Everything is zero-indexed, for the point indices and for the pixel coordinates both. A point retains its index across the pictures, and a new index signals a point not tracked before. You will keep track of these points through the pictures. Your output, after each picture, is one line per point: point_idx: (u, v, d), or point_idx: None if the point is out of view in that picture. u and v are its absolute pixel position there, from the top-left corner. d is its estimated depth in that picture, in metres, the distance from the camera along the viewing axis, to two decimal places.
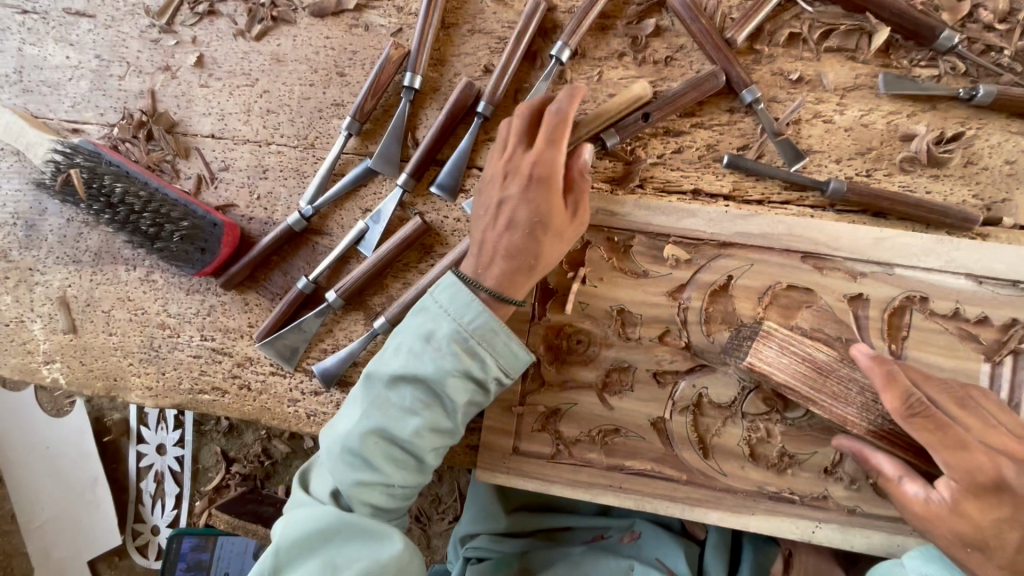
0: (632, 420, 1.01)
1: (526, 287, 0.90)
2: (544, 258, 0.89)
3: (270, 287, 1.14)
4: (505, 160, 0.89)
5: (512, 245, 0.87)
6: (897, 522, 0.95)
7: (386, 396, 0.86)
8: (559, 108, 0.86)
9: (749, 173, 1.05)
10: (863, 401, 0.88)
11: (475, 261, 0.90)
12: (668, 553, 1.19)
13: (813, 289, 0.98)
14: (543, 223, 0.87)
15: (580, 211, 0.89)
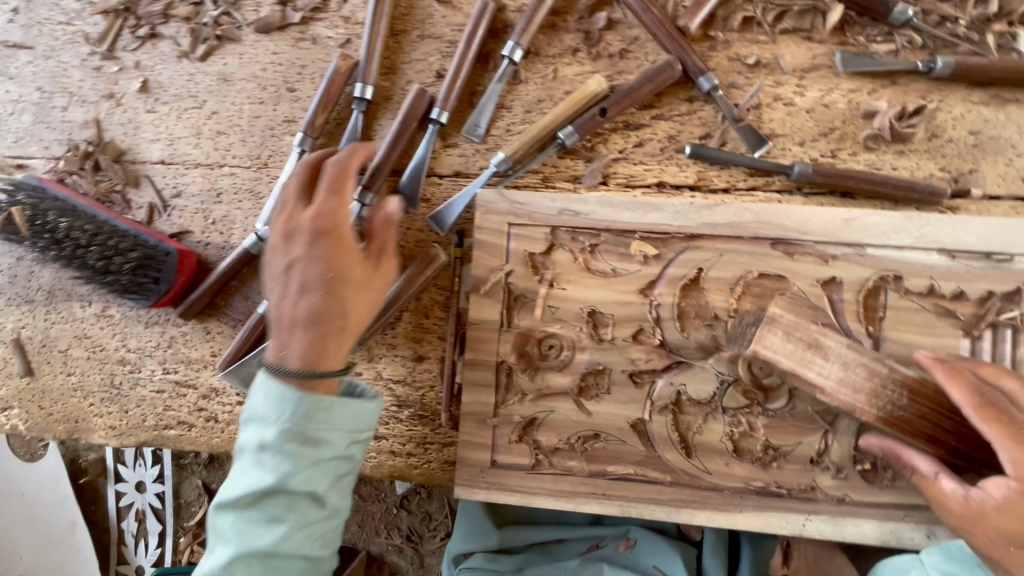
0: (610, 424, 0.98)
1: (339, 353, 0.82)
2: (352, 315, 0.83)
3: (232, 314, 1.10)
4: (283, 222, 0.86)
5: (311, 309, 0.81)
6: (888, 508, 0.93)
7: (243, 516, 0.77)
8: (337, 157, 0.88)
9: (713, 162, 1.02)
10: (873, 387, 0.86)
11: (276, 337, 0.82)
12: (666, 559, 1.17)
13: (785, 276, 0.96)
14: (341, 276, 0.83)
15: (381, 259, 0.88)
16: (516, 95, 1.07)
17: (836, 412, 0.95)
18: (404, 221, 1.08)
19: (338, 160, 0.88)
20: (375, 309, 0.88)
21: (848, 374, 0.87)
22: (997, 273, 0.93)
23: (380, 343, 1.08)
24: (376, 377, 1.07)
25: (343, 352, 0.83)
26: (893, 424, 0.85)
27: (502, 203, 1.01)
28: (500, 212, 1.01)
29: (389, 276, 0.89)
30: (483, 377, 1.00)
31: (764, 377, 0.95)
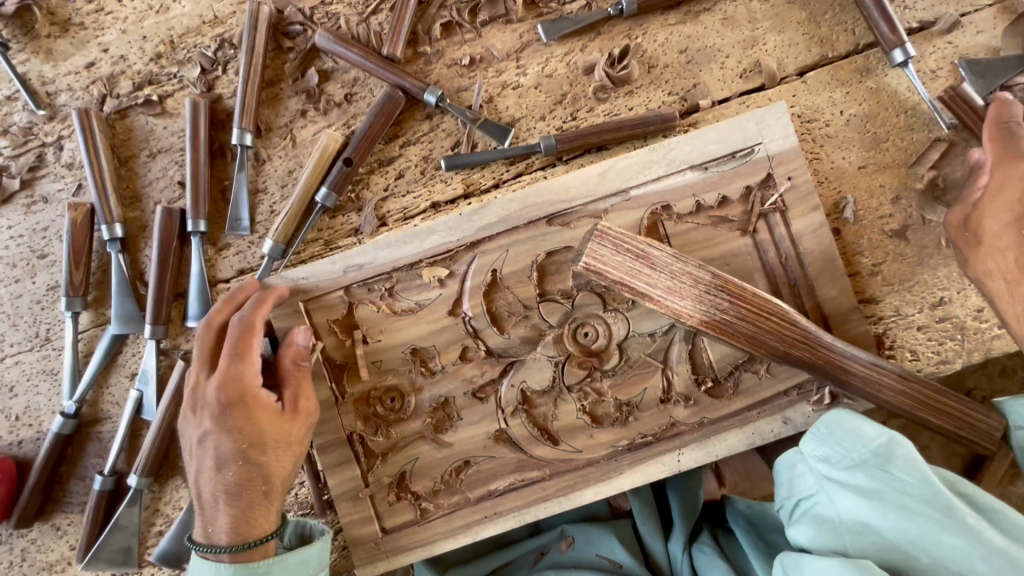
0: (475, 446, 0.99)
1: (269, 514, 0.90)
2: (274, 475, 0.90)
3: (74, 499, 1.04)
4: (192, 396, 0.90)
5: (233, 481, 0.88)
6: (742, 413, 0.98)
7: None
8: (241, 320, 0.91)
9: (471, 166, 1.04)
10: (697, 293, 0.88)
11: (203, 514, 0.89)
12: (604, 544, 1.18)
13: (571, 245, 0.99)
14: (259, 443, 0.88)
15: (302, 406, 0.92)
16: (266, 175, 1.06)
17: (664, 348, 0.98)
18: None
19: (247, 321, 0.91)
20: (302, 454, 0.93)
21: (675, 282, 0.88)
22: (748, 168, 0.99)
23: None
24: None
25: (271, 510, 0.90)
26: (714, 328, 0.87)
27: (286, 285, 0.99)
28: (289, 294, 0.99)
29: (312, 420, 0.93)
30: (340, 455, 0.99)
31: (591, 344, 0.99)
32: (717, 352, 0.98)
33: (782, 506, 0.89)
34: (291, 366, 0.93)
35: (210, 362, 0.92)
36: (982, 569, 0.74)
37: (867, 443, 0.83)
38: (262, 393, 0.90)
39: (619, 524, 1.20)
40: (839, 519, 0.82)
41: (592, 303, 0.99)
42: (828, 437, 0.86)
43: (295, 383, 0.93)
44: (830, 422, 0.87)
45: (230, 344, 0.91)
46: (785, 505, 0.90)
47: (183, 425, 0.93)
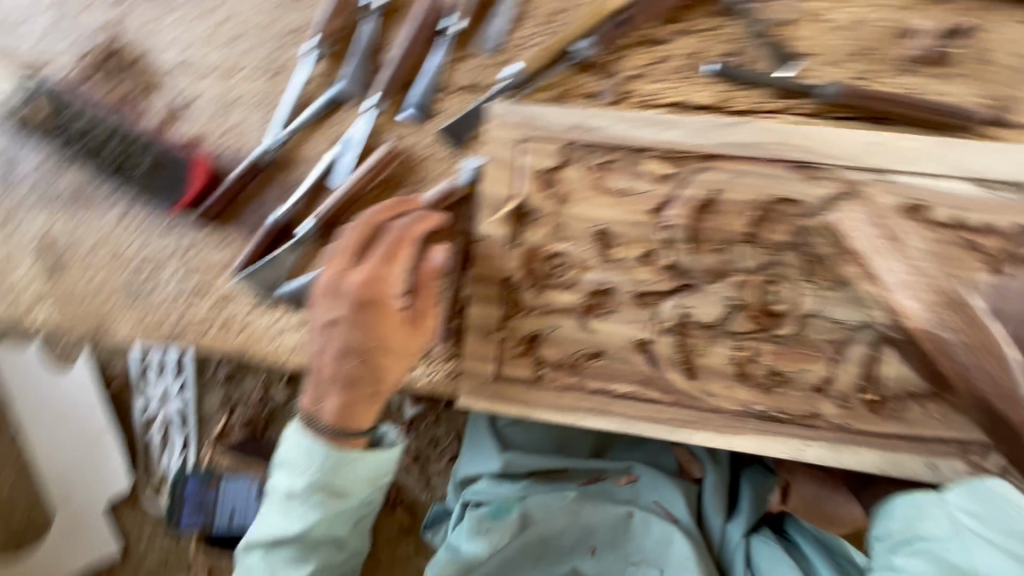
0: (615, 343, 0.99)
1: (369, 412, 0.93)
2: (386, 379, 0.94)
3: (245, 222, 1.12)
4: (332, 282, 0.90)
5: (351, 371, 0.90)
6: (889, 438, 0.93)
7: (273, 554, 0.95)
8: (405, 228, 0.91)
9: (737, 81, 0.97)
10: (933, 298, 0.83)
11: (312, 394, 0.92)
12: (667, 496, 1.18)
13: (804, 200, 0.92)
14: (383, 346, 0.91)
15: (424, 319, 0.95)
16: (535, 6, 1.04)
17: (844, 342, 0.93)
18: (416, 134, 1.06)
19: (408, 230, 0.91)
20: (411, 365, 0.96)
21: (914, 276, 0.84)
22: None
23: None
24: None
25: (373, 406, 0.94)
26: (928, 340, 0.82)
27: (515, 116, 0.98)
28: (512, 126, 0.98)
29: (428, 337, 0.97)
30: (491, 292, 1.00)
31: (773, 304, 0.95)
32: (897, 369, 0.92)
33: (892, 537, 0.91)
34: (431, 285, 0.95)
35: (359, 256, 0.92)
36: None
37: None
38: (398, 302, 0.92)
39: (688, 486, 1.20)
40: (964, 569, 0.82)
41: (795, 266, 0.94)
42: (982, 498, 0.82)
43: (429, 299, 0.95)
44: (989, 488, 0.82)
45: (385, 247, 0.91)
46: (896, 536, 0.91)
47: (313, 305, 0.93)
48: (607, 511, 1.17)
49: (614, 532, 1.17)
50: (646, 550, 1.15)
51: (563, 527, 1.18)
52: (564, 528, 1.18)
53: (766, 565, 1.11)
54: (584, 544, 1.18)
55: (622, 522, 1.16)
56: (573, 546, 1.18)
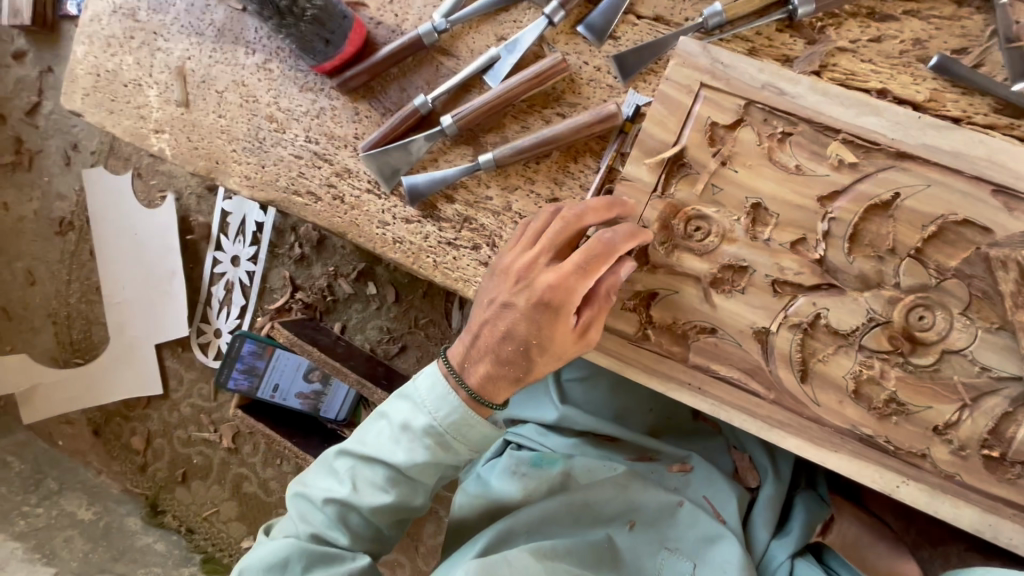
0: (731, 324, 0.93)
1: (507, 394, 0.92)
2: (533, 372, 0.92)
3: (383, 102, 1.08)
4: (523, 264, 0.90)
5: (507, 355, 0.90)
6: (996, 502, 0.86)
7: (360, 468, 0.96)
8: (610, 242, 0.85)
9: (957, 82, 0.88)
10: None
11: (466, 352, 0.93)
12: (718, 495, 1.11)
13: (992, 229, 0.84)
14: (543, 345, 0.88)
15: (588, 334, 0.90)
16: None
17: (982, 391, 0.86)
18: (585, 54, 1.00)
19: (613, 245, 0.85)
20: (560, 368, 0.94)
21: None
22: None
23: (521, 174, 1.04)
24: (506, 207, 1.05)
25: (510, 392, 0.92)
26: None
27: (702, 58, 0.91)
28: (695, 68, 0.91)
29: (587, 350, 0.93)
30: None
31: (920, 330, 0.87)
32: None
33: None
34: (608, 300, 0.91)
35: (553, 251, 0.89)
36: None
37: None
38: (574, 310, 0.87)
39: (742, 492, 1.12)
40: None
41: (956, 297, 0.86)
42: None
43: (600, 313, 0.90)
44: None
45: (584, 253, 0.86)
46: None
47: (496, 273, 0.93)
48: (655, 492, 1.11)
49: (658, 514, 1.10)
50: (686, 541, 1.08)
51: (608, 494, 1.11)
52: (607, 495, 1.11)
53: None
54: (624, 517, 1.11)
55: (668, 508, 1.10)
56: (612, 516, 1.11)
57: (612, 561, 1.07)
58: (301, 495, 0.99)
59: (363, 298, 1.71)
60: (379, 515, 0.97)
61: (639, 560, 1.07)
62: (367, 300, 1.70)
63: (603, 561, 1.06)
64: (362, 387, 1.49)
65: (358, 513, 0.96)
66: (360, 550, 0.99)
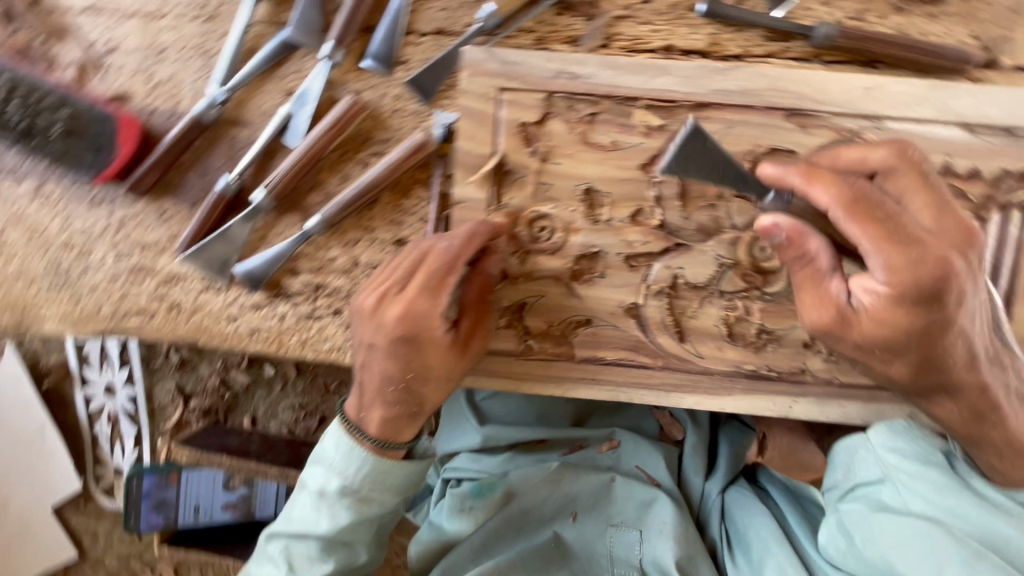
0: (602, 309, 0.94)
1: (411, 431, 0.89)
2: (427, 401, 0.88)
3: (187, 192, 0.99)
4: (372, 302, 0.85)
5: (393, 396, 0.86)
6: (874, 390, 0.93)
7: (293, 546, 0.90)
8: (451, 251, 0.84)
9: (728, 23, 0.92)
10: None
11: (356, 403, 0.89)
12: (649, 461, 1.14)
13: (797, 150, 0.88)
14: (423, 373, 0.85)
15: (469, 344, 0.88)
16: None
17: None
18: (379, 86, 0.95)
19: (453, 254, 0.84)
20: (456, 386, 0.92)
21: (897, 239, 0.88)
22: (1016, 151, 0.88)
23: (357, 226, 0.99)
24: (354, 263, 0.99)
25: (415, 426, 0.89)
26: None
27: (491, 62, 0.89)
28: (488, 74, 0.89)
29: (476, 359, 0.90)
30: None
31: (765, 261, 0.91)
32: None
33: (836, 488, 0.96)
34: (478, 300, 0.90)
35: (404, 279, 0.85)
36: None
37: (937, 445, 0.89)
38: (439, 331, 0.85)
39: (668, 449, 1.16)
40: (903, 508, 0.88)
41: None
42: (902, 434, 0.91)
43: (476, 318, 0.89)
44: (903, 425, 0.91)
45: (426, 274, 0.84)
46: (838, 488, 0.96)
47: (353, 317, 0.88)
48: (586, 478, 1.13)
49: (594, 499, 1.12)
50: (626, 514, 1.10)
51: (543, 494, 1.14)
52: (543, 496, 1.13)
53: (743, 519, 1.08)
54: (565, 512, 1.13)
55: (602, 489, 1.12)
56: (554, 514, 1.14)
57: (561, 556, 1.11)
58: None
59: (264, 382, 1.59)
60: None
61: (588, 547, 1.11)
62: (269, 382, 1.59)
63: (552, 557, 1.10)
64: (287, 477, 1.40)
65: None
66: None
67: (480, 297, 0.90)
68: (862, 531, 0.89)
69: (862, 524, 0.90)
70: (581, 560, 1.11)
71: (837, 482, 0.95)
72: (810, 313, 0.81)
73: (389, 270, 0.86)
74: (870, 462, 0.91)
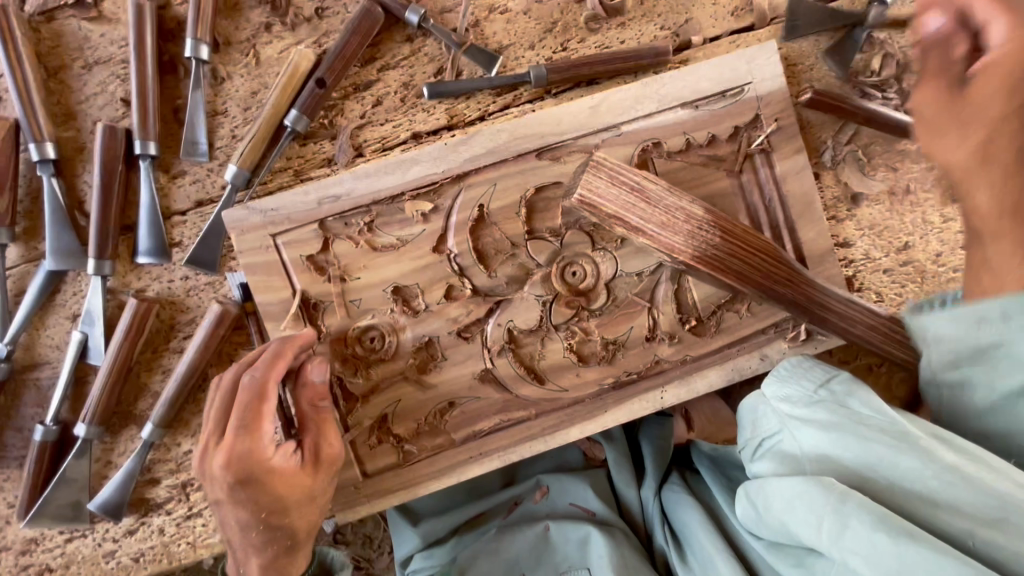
0: (459, 387, 0.96)
1: (297, 563, 0.85)
2: (300, 530, 0.84)
3: (9, 454, 0.93)
4: (198, 460, 0.80)
5: (260, 539, 0.81)
6: (723, 351, 1.00)
7: None
8: (253, 381, 0.80)
9: (456, 95, 0.98)
10: (689, 230, 0.88)
11: (231, 561, 0.83)
12: (578, 493, 1.20)
13: (560, 180, 0.95)
14: (279, 507, 0.81)
15: (321, 457, 0.84)
16: (227, 95, 0.96)
17: (650, 288, 0.98)
18: (164, 275, 0.95)
19: (258, 383, 0.80)
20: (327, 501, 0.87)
21: (669, 219, 0.88)
22: (736, 108, 0.99)
23: (198, 411, 0.96)
24: None
25: (299, 556, 0.85)
26: (707, 264, 0.88)
27: (254, 216, 0.90)
28: (256, 227, 0.91)
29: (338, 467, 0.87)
30: None
31: (579, 283, 0.97)
32: (702, 290, 0.99)
33: (747, 448, 0.85)
34: (313, 410, 0.86)
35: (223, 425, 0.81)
36: (935, 485, 0.65)
37: (822, 382, 0.82)
38: (277, 460, 0.81)
39: (595, 473, 1.23)
40: (803, 453, 0.76)
41: (581, 242, 0.97)
42: (784, 376, 0.86)
43: (319, 428, 0.86)
44: (785, 371, 0.86)
45: (239, 411, 0.80)
46: (750, 447, 0.85)
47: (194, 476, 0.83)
48: (525, 535, 1.15)
49: (539, 553, 1.14)
50: (570, 558, 1.13)
51: (488, 568, 1.14)
52: (489, 571, 1.13)
53: (677, 514, 1.12)
54: None
55: (540, 540, 1.15)
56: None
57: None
58: None
59: None
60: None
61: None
62: None
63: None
64: None
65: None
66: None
67: (316, 405, 0.86)
68: (758, 490, 0.77)
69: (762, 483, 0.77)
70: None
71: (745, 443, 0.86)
72: (919, 95, 0.79)
73: (206, 418, 0.82)
74: (768, 417, 0.82)
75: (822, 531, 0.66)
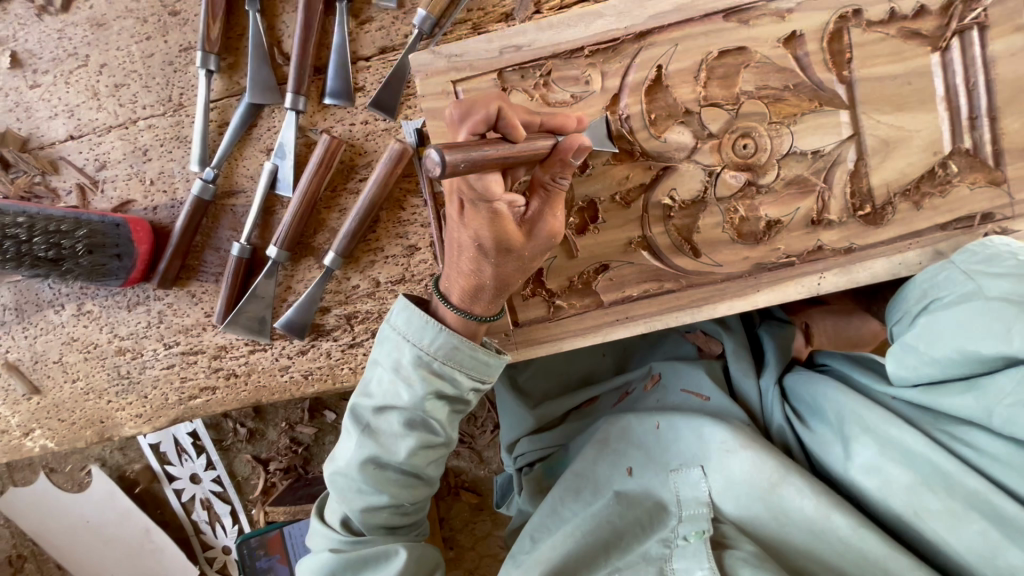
0: (614, 250, 0.98)
1: (489, 304, 0.86)
2: (507, 275, 0.83)
3: (209, 269, 1.06)
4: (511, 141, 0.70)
5: (467, 266, 0.82)
6: (892, 242, 0.96)
7: (375, 423, 0.88)
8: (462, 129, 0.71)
9: None
10: None
11: (461, 294, 0.85)
12: (691, 380, 1.13)
13: (745, 46, 0.91)
14: (496, 244, 0.78)
15: (539, 225, 0.80)
16: None
17: (824, 169, 0.94)
18: (347, 118, 1.01)
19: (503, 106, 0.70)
20: (532, 267, 0.86)
21: None
22: None
23: (368, 250, 1.04)
24: (376, 285, 1.05)
25: (498, 302, 0.86)
26: None
27: (439, 61, 0.93)
28: (440, 72, 0.93)
29: (552, 241, 0.82)
30: None
31: (749, 157, 0.94)
32: (880, 175, 0.94)
33: (908, 312, 0.93)
34: (507, 197, 0.74)
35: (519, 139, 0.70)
36: None
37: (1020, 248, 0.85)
38: (563, 153, 0.75)
39: (710, 364, 1.16)
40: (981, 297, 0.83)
41: (757, 114, 0.92)
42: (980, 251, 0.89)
43: (547, 200, 0.79)
44: (990, 244, 0.88)
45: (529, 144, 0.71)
46: (909, 313, 0.93)
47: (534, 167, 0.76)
48: (633, 430, 1.08)
49: (650, 447, 1.05)
50: (684, 453, 1.01)
51: (591, 455, 1.09)
52: (594, 461, 1.09)
53: (809, 395, 1.02)
54: (620, 467, 1.05)
55: (652, 433, 1.06)
56: (609, 474, 1.06)
57: (631, 510, 0.98)
58: (337, 470, 0.90)
59: (330, 427, 1.67)
60: (416, 462, 0.89)
61: (653, 498, 0.99)
62: (334, 426, 1.67)
63: (619, 522, 0.96)
64: None
65: (393, 466, 0.89)
66: (406, 498, 0.91)
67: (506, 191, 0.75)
68: (921, 334, 0.87)
69: (923, 330, 0.88)
70: (649, 510, 0.98)
71: (910, 310, 0.93)
72: None
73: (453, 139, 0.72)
74: (951, 277, 0.88)
75: (1013, 331, 0.75)
